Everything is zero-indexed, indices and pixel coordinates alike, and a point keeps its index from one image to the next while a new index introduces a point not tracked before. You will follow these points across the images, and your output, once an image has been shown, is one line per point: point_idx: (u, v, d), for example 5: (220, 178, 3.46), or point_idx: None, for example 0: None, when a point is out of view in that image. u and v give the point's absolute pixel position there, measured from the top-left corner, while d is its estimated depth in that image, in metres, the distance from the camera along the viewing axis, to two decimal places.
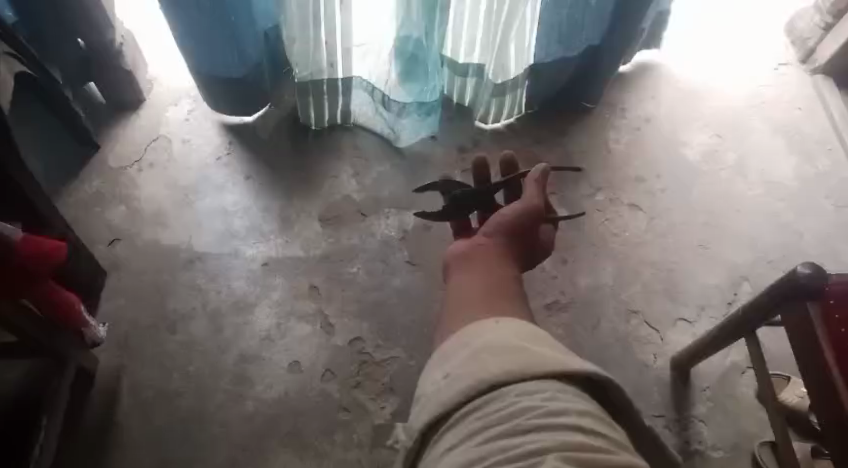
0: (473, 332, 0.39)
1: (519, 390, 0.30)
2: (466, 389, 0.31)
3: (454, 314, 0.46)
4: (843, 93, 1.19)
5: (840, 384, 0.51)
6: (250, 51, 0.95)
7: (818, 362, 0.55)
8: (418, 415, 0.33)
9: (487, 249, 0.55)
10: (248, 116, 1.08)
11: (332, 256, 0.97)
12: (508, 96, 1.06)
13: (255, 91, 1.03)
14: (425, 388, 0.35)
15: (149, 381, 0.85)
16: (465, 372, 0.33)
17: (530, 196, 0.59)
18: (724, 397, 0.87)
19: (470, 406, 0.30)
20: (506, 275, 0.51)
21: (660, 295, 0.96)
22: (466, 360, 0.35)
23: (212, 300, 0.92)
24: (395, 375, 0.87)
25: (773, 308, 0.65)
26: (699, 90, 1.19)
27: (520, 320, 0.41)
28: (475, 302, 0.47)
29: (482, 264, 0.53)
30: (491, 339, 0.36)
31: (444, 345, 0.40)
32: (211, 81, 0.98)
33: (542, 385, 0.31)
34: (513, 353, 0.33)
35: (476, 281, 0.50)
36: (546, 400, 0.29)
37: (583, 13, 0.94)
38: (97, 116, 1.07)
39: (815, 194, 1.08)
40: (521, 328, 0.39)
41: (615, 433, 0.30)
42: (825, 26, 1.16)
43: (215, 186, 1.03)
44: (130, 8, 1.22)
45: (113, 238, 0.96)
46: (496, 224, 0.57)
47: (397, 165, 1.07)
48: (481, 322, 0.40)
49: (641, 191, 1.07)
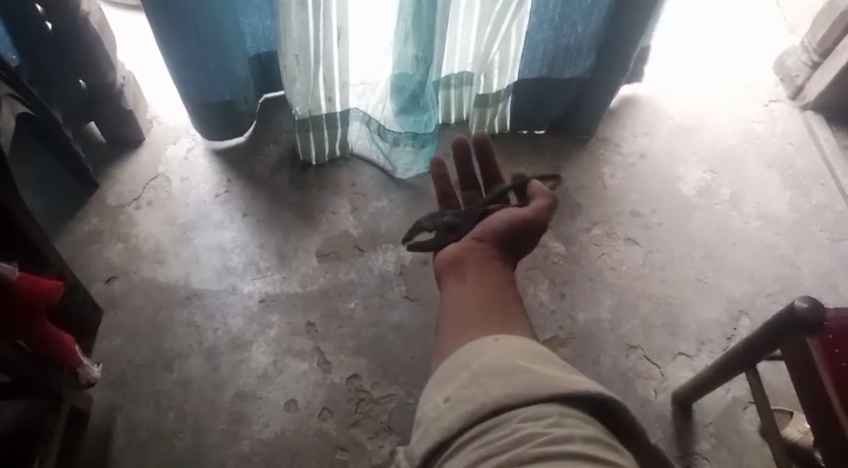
0: (473, 353, 0.38)
1: (523, 416, 0.29)
2: (468, 413, 0.31)
3: (450, 324, 0.46)
4: (832, 127, 1.22)
5: (838, 407, 0.52)
6: (240, 74, 0.98)
7: (816, 389, 0.55)
8: (417, 444, 0.33)
9: (477, 254, 0.55)
10: (240, 136, 1.11)
11: (329, 292, 0.97)
12: (489, 109, 1.09)
13: (241, 115, 1.06)
14: (424, 415, 0.35)
15: (143, 420, 0.84)
16: (467, 396, 0.33)
17: (535, 210, 0.58)
18: (727, 433, 0.86)
19: (473, 432, 0.30)
20: (497, 283, 0.51)
21: (659, 330, 0.96)
22: (468, 383, 0.34)
23: (209, 338, 0.91)
24: (393, 413, 0.86)
25: (772, 341, 0.65)
26: (692, 126, 1.21)
27: (520, 338, 0.41)
28: (472, 313, 0.46)
29: (474, 270, 0.53)
30: (491, 360, 0.36)
31: (442, 366, 0.40)
32: (204, 108, 1.00)
33: (547, 409, 0.30)
34: (515, 375, 0.33)
35: (469, 288, 0.50)
36: (551, 426, 0.28)
37: (569, 47, 0.98)
38: (98, 154, 1.09)
39: (810, 227, 1.09)
40: (526, 347, 0.38)
41: (621, 458, 0.29)
42: (812, 63, 1.20)
43: (214, 223, 1.03)
44: (132, 51, 1.25)
45: (110, 276, 0.96)
46: (486, 229, 0.57)
47: (394, 200, 1.08)
48: (481, 341, 0.40)
49: (638, 225, 1.07)
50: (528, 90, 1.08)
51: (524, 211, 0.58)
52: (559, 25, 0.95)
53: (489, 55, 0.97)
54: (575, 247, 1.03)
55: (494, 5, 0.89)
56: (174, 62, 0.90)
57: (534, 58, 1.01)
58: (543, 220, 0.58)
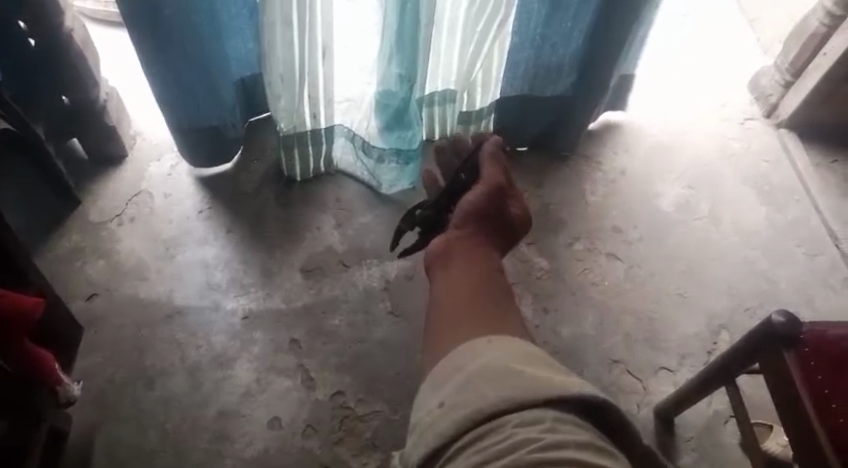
0: (465, 356, 0.36)
1: (518, 421, 0.26)
2: (462, 419, 0.28)
3: (443, 325, 0.44)
4: (806, 144, 1.25)
5: (810, 408, 0.53)
6: (227, 98, 0.98)
7: (792, 396, 0.56)
8: (412, 449, 0.30)
9: (463, 240, 0.55)
10: (226, 163, 1.10)
11: (313, 308, 0.97)
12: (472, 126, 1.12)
13: (227, 139, 1.04)
14: (417, 420, 0.32)
15: (123, 441, 0.82)
16: (461, 401, 0.30)
17: (490, 173, 0.61)
18: (708, 447, 0.87)
19: (466, 440, 0.27)
20: (481, 267, 0.51)
21: (641, 344, 0.97)
22: (462, 387, 0.31)
23: (192, 355, 0.91)
24: (378, 430, 0.86)
25: (748, 355, 0.67)
26: (671, 143, 1.23)
27: (514, 338, 0.38)
28: (464, 313, 0.44)
29: (462, 254, 0.53)
30: (485, 364, 0.33)
31: (434, 372, 0.37)
32: (189, 135, 0.99)
33: (540, 413, 0.27)
34: (510, 378, 0.30)
35: (459, 279, 0.49)
36: (545, 432, 0.25)
37: (548, 68, 1.01)
38: (80, 171, 1.08)
39: (786, 242, 1.11)
40: (519, 350, 0.35)
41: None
42: (785, 82, 1.23)
43: (197, 239, 1.03)
44: (115, 66, 1.25)
45: (91, 293, 0.95)
46: (465, 213, 0.58)
47: (379, 215, 1.09)
48: (472, 343, 0.37)
49: (619, 240, 1.09)
50: (509, 108, 1.09)
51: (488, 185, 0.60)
52: (540, 44, 0.97)
53: (472, 73, 0.99)
54: (557, 263, 1.04)
55: (477, 25, 0.90)
56: (162, 89, 0.89)
57: (515, 76, 1.03)
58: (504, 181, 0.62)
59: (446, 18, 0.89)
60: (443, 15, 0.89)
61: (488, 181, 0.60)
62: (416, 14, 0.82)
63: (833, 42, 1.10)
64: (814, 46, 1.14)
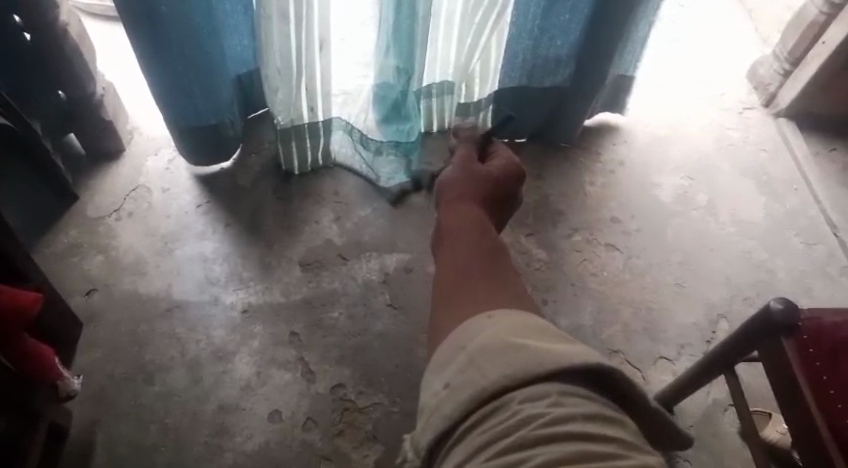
0: (467, 334, 0.33)
1: (523, 397, 0.26)
2: (466, 401, 0.27)
3: (443, 300, 0.41)
4: (804, 135, 1.25)
5: (803, 383, 0.55)
6: (225, 98, 0.97)
7: (790, 378, 0.57)
8: (419, 434, 0.28)
9: (446, 210, 0.54)
10: (221, 163, 1.09)
11: (313, 301, 0.97)
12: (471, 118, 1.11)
13: (227, 138, 1.04)
14: (422, 404, 0.30)
15: (123, 435, 0.83)
16: (465, 381, 0.28)
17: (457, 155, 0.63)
18: (707, 436, 0.87)
19: (471, 421, 0.26)
20: (477, 228, 0.50)
21: (640, 335, 0.97)
22: (465, 366, 0.29)
23: (191, 350, 0.91)
24: (378, 423, 0.86)
25: (746, 344, 0.67)
26: (669, 134, 1.23)
27: (517, 312, 0.36)
28: (463, 288, 0.41)
29: (449, 222, 0.52)
30: (486, 340, 0.31)
31: (437, 352, 0.35)
32: (186, 132, 0.98)
33: (545, 389, 0.26)
34: (511, 354, 0.28)
35: (454, 248, 0.47)
36: (550, 407, 0.25)
37: (545, 61, 1.01)
38: (77, 167, 1.08)
39: (785, 232, 1.11)
40: (521, 322, 0.33)
41: (631, 436, 0.26)
42: (783, 72, 1.23)
43: (195, 234, 1.02)
44: (111, 61, 1.24)
45: (90, 289, 0.95)
46: (440, 191, 0.58)
47: (377, 209, 1.09)
48: (474, 319, 0.35)
49: (617, 231, 1.09)
50: (508, 100, 1.09)
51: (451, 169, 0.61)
52: (538, 36, 0.97)
53: (470, 65, 0.99)
54: (556, 254, 1.05)
55: (475, 16, 0.91)
56: (159, 84, 0.89)
57: (513, 67, 1.03)
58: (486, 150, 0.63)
59: (445, 9, 0.89)
60: (441, 6, 0.88)
61: (454, 163, 0.62)
62: (413, 7, 0.83)
63: (831, 31, 1.10)
64: (812, 36, 1.14)
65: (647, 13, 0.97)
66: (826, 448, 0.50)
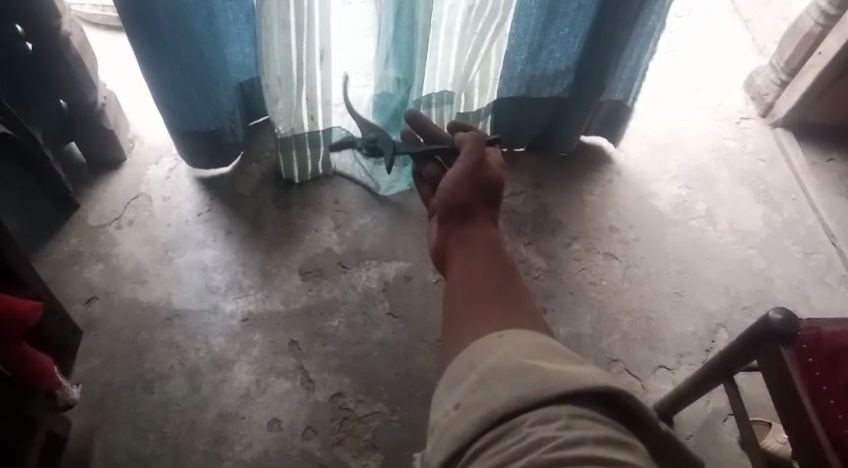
0: (478, 353, 0.34)
1: (533, 419, 0.26)
2: (476, 421, 0.27)
3: (454, 319, 0.42)
4: (802, 144, 1.26)
5: (800, 386, 0.55)
6: (225, 107, 0.97)
7: (789, 386, 0.57)
8: (432, 451, 0.29)
9: (454, 234, 0.53)
10: (224, 167, 1.10)
11: (312, 310, 0.97)
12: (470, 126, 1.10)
13: (226, 144, 1.04)
14: (434, 422, 0.31)
15: (123, 444, 0.82)
16: (476, 401, 0.29)
17: (464, 155, 0.59)
18: (707, 445, 0.87)
19: (482, 442, 0.26)
20: (491, 251, 0.50)
21: (639, 343, 0.97)
22: (476, 386, 0.30)
23: (191, 358, 0.91)
24: (377, 432, 0.86)
25: (746, 354, 0.67)
26: (668, 143, 1.24)
27: (526, 332, 0.36)
28: (473, 307, 0.42)
29: (461, 248, 0.51)
30: (497, 361, 0.32)
31: (449, 370, 0.35)
32: (186, 136, 0.99)
33: (556, 411, 0.26)
34: (523, 375, 0.29)
35: (464, 270, 0.47)
36: (560, 430, 0.24)
37: (544, 70, 1.02)
38: (78, 175, 1.08)
39: (783, 241, 1.12)
40: (532, 342, 0.34)
41: (642, 460, 0.25)
42: (781, 82, 1.24)
43: (195, 242, 1.03)
44: (112, 70, 1.25)
45: (89, 297, 0.95)
46: (443, 206, 0.56)
47: (376, 217, 1.09)
48: (485, 339, 0.36)
49: (617, 240, 1.09)
50: (506, 109, 1.09)
51: (452, 174, 0.58)
52: (536, 48, 0.97)
53: (470, 74, 0.99)
54: (555, 263, 1.05)
55: (476, 26, 0.91)
56: (160, 91, 0.90)
57: (512, 77, 1.03)
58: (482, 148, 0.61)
59: (445, 19, 0.89)
60: (442, 17, 0.88)
61: (457, 168, 0.59)
62: (413, 18, 0.84)
63: (828, 41, 1.11)
64: (809, 46, 1.15)
65: (649, 37, 0.97)
66: (825, 454, 0.51)
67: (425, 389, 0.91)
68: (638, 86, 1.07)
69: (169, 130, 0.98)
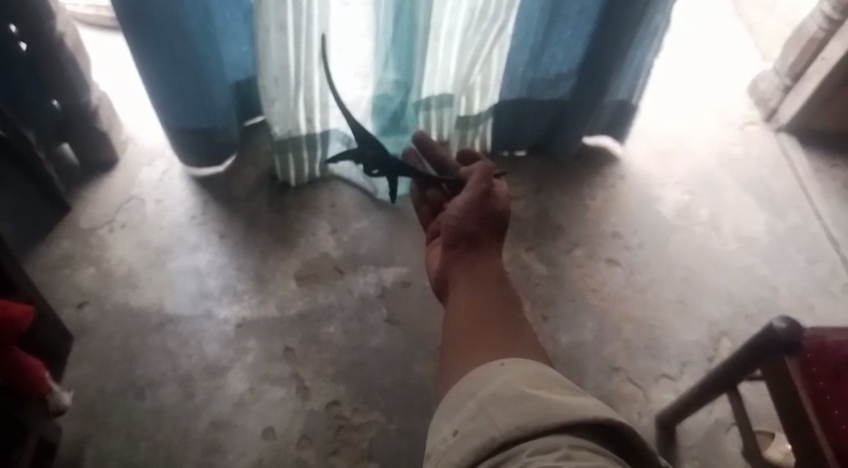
0: (477, 379, 0.33)
1: (532, 450, 0.24)
2: (473, 450, 0.25)
3: (455, 345, 0.40)
4: (805, 150, 1.25)
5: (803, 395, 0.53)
6: (220, 105, 0.95)
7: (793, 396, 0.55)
8: None
9: (463, 263, 0.51)
10: (218, 165, 1.09)
11: (308, 316, 0.95)
12: (470, 130, 1.09)
13: (221, 143, 1.03)
14: (431, 449, 0.30)
15: (112, 452, 0.80)
16: (474, 428, 0.27)
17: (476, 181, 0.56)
18: (710, 456, 0.86)
19: None
20: (498, 285, 0.48)
21: (641, 351, 0.95)
22: (475, 414, 0.29)
23: (184, 364, 0.89)
24: (374, 442, 0.84)
25: (747, 363, 0.65)
26: (671, 149, 1.22)
27: (529, 361, 0.35)
28: (475, 334, 0.41)
29: (470, 280, 0.49)
30: (497, 389, 0.30)
31: (448, 396, 0.34)
32: (181, 134, 0.97)
33: (556, 442, 0.24)
34: (523, 404, 0.27)
35: (467, 298, 0.46)
36: (559, 460, 0.22)
37: (546, 71, 1.01)
38: (71, 177, 1.06)
39: (787, 248, 1.10)
40: (534, 372, 0.32)
41: None
42: (784, 87, 1.23)
43: (188, 246, 1.01)
44: (106, 71, 1.24)
45: (81, 301, 0.93)
46: (452, 231, 0.53)
47: (375, 220, 1.07)
48: (486, 366, 0.34)
49: (618, 246, 1.07)
50: (507, 113, 1.08)
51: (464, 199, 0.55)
52: (538, 51, 0.97)
53: (471, 77, 0.97)
54: (556, 268, 1.03)
55: (478, 29, 0.89)
56: (155, 89, 0.88)
57: (514, 79, 1.02)
58: (492, 179, 0.58)
59: (445, 26, 0.88)
60: (442, 20, 0.86)
61: (469, 193, 0.55)
62: (412, 19, 0.84)
63: (831, 47, 1.10)
64: (813, 51, 1.14)
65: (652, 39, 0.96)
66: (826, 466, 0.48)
67: (423, 397, 0.89)
68: (640, 87, 1.05)
69: (166, 130, 0.97)
